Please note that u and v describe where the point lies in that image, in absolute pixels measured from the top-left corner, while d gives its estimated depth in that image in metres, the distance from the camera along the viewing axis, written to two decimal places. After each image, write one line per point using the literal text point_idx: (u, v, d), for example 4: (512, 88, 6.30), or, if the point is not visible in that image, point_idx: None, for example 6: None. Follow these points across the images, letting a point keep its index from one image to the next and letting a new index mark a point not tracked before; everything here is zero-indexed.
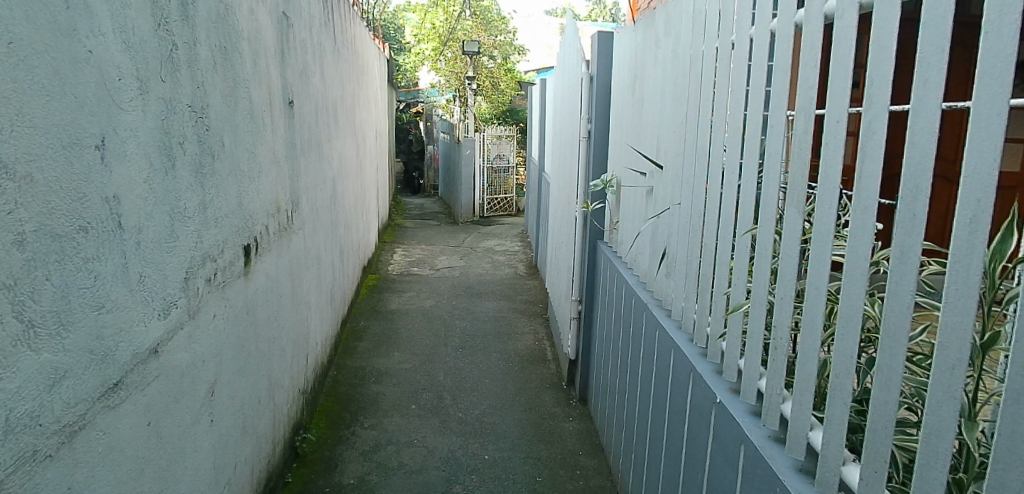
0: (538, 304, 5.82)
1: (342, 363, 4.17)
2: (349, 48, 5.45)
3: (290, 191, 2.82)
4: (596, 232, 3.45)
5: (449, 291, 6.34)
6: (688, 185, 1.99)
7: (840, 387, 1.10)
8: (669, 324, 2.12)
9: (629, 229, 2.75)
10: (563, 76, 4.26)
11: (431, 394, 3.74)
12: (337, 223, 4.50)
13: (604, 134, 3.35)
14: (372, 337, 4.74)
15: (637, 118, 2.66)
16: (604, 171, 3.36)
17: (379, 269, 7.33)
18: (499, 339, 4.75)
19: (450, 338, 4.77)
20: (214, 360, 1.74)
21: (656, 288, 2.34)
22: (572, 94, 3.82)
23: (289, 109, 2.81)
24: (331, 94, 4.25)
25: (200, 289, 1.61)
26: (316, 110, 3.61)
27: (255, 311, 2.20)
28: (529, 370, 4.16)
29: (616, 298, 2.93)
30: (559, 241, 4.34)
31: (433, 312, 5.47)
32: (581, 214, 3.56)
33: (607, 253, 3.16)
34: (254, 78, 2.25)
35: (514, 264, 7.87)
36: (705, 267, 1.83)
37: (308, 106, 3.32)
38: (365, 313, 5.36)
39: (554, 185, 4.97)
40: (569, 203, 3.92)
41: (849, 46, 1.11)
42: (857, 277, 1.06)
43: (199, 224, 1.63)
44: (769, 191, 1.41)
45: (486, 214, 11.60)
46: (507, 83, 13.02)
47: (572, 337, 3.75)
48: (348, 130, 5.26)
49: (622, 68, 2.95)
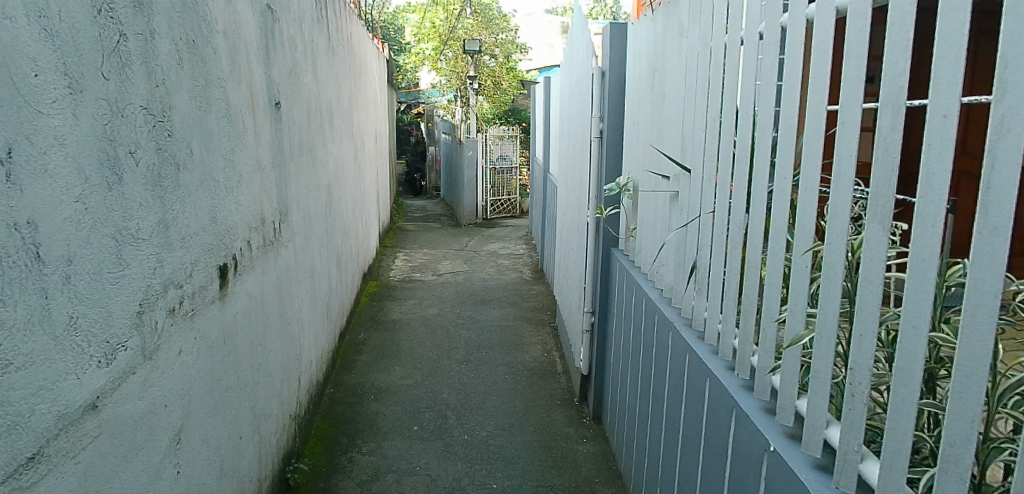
0: (545, 311, 5.57)
1: (340, 380, 3.94)
2: (345, 47, 5.20)
3: (277, 200, 2.58)
4: (610, 238, 3.21)
5: (452, 298, 6.10)
6: (725, 191, 1.76)
7: (957, 458, 0.86)
8: (702, 348, 1.87)
9: (650, 237, 2.51)
10: (570, 74, 4.02)
11: (435, 413, 3.50)
12: (333, 231, 4.27)
13: (618, 133, 3.11)
14: (372, 350, 4.50)
15: (656, 116, 2.42)
16: (618, 174, 3.12)
17: (380, 276, 7.09)
18: (506, 350, 4.51)
19: (454, 350, 4.52)
20: (181, 401, 1.50)
21: (684, 305, 2.10)
22: (581, 92, 3.58)
23: (275, 112, 2.57)
24: (326, 94, 4.01)
25: (160, 323, 1.37)
26: (308, 112, 3.37)
27: (234, 338, 1.95)
28: (537, 385, 3.91)
29: (635, 312, 2.68)
30: (568, 247, 4.10)
31: (436, 321, 5.23)
32: (592, 219, 3.31)
33: (624, 262, 2.91)
34: (233, 77, 2.02)
35: (519, 268, 7.62)
36: (748, 287, 1.59)
37: (298, 108, 3.09)
38: (364, 323, 5.13)
39: (561, 187, 4.73)
40: (578, 207, 3.68)
41: (963, 21, 0.87)
42: (983, 319, 0.82)
43: (159, 246, 1.39)
44: (842, 202, 1.17)
45: (489, 216, 11.35)
46: (510, 83, 12.78)
47: (584, 351, 3.50)
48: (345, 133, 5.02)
49: (639, 60, 2.70)
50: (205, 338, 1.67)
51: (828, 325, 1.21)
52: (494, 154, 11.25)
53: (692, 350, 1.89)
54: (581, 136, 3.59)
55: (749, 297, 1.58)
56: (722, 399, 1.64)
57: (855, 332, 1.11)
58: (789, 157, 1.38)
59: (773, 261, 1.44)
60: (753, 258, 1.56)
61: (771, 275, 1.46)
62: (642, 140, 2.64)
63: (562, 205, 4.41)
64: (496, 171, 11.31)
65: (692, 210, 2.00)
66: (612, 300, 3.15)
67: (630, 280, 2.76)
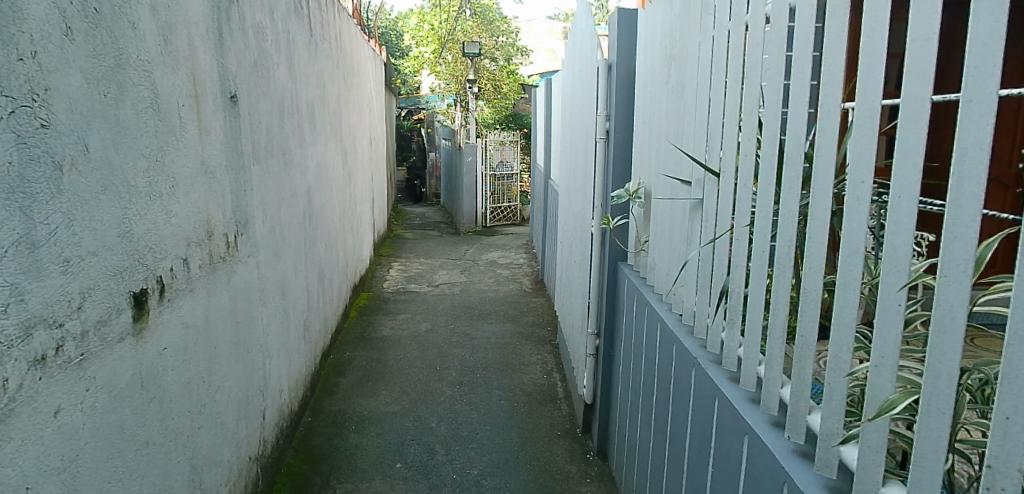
0: (546, 326, 5.20)
1: (319, 406, 3.57)
2: (334, 45, 4.88)
3: (236, 209, 2.24)
4: (617, 251, 2.85)
5: (447, 311, 5.75)
6: (766, 199, 1.41)
7: None
8: (737, 394, 1.50)
9: (666, 253, 2.16)
10: (573, 69, 3.66)
11: (421, 447, 3.13)
12: (316, 241, 3.91)
13: (627, 133, 2.76)
14: (357, 370, 4.14)
15: (675, 110, 2.07)
16: (627, 179, 2.77)
17: (373, 287, 6.73)
18: (503, 371, 4.15)
19: (446, 371, 4.15)
20: (58, 477, 1.13)
21: (711, 336, 1.74)
22: (585, 88, 3.23)
23: (233, 107, 2.23)
24: (307, 92, 3.66)
25: (8, 381, 1.00)
26: (281, 110, 3.01)
27: (163, 378, 1.59)
28: (537, 413, 3.55)
29: (648, 340, 2.32)
30: (569, 259, 3.74)
31: (428, 338, 4.87)
32: (597, 230, 2.95)
33: (634, 280, 2.56)
34: (165, 61, 1.67)
35: (519, 278, 7.26)
36: (803, 326, 1.22)
37: (267, 106, 2.74)
38: (351, 341, 4.76)
39: (561, 194, 4.38)
40: (581, 217, 3.32)
41: None
42: None
43: (16, 274, 1.03)
44: (965, 218, 0.81)
45: (490, 224, 11.00)
46: (511, 86, 12.46)
47: (588, 377, 3.13)
48: (332, 135, 4.67)
49: (652, 49, 2.36)
50: (109, 386, 1.31)
51: (943, 394, 0.84)
52: (495, 160, 10.91)
53: (723, 394, 1.53)
54: (584, 138, 3.24)
55: (806, 339, 1.22)
56: (767, 467, 1.27)
57: (997, 413, 0.74)
58: (870, 156, 1.03)
59: (845, 294, 1.08)
60: (811, 287, 1.21)
61: (840, 313, 1.10)
62: (657, 139, 2.29)
63: (563, 213, 4.06)
64: (496, 177, 10.98)
65: (723, 223, 1.65)
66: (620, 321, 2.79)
67: (641, 300, 2.41)
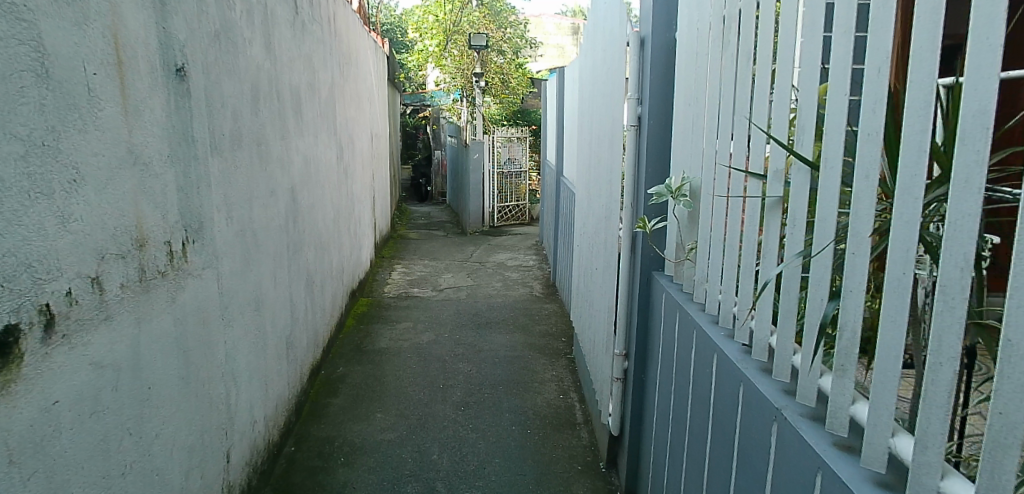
0: (560, 336, 4.75)
1: (305, 433, 3.13)
2: (327, 29, 4.46)
3: (187, 210, 1.80)
4: (652, 259, 2.40)
5: (451, 319, 5.31)
6: (913, 197, 0.96)
7: None
8: (856, 474, 1.05)
9: (726, 264, 1.71)
10: (594, 50, 3.20)
11: (420, 485, 2.69)
12: (303, 245, 3.48)
13: (664, 118, 2.31)
14: (350, 389, 3.71)
15: (739, 85, 1.63)
16: (663, 173, 2.33)
17: (373, 292, 6.29)
18: (513, 389, 3.71)
19: (450, 389, 3.71)
20: None
21: (803, 380, 1.29)
22: (610, 68, 2.78)
23: (183, 83, 1.79)
24: (291, 77, 3.23)
25: None
26: (255, 94, 2.57)
27: (54, 442, 1.15)
28: (553, 441, 3.10)
29: (698, 372, 1.86)
30: (589, 265, 3.29)
31: (430, 350, 4.43)
32: (627, 233, 2.50)
33: (676, 295, 2.11)
34: (63, 10, 1.22)
35: (529, 282, 6.81)
36: (1002, 397, 0.77)
37: (236, 87, 2.30)
38: (346, 353, 4.33)
39: (577, 192, 3.93)
40: (605, 217, 2.87)
41: None
42: None
43: None
44: None
45: (498, 224, 10.56)
46: (519, 80, 12.02)
47: (614, 404, 2.68)
48: (324, 127, 4.23)
49: (704, 12, 1.91)
50: None
51: None
52: (502, 157, 10.48)
53: (833, 470, 1.07)
54: (609, 127, 2.78)
55: (1009, 419, 0.76)
56: None
57: None
58: None
59: None
60: (1019, 340, 0.75)
61: None
62: (711, 121, 1.85)
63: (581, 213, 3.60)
64: (504, 174, 10.54)
65: (826, 229, 1.21)
66: (656, 343, 2.34)
67: (686, 320, 1.96)
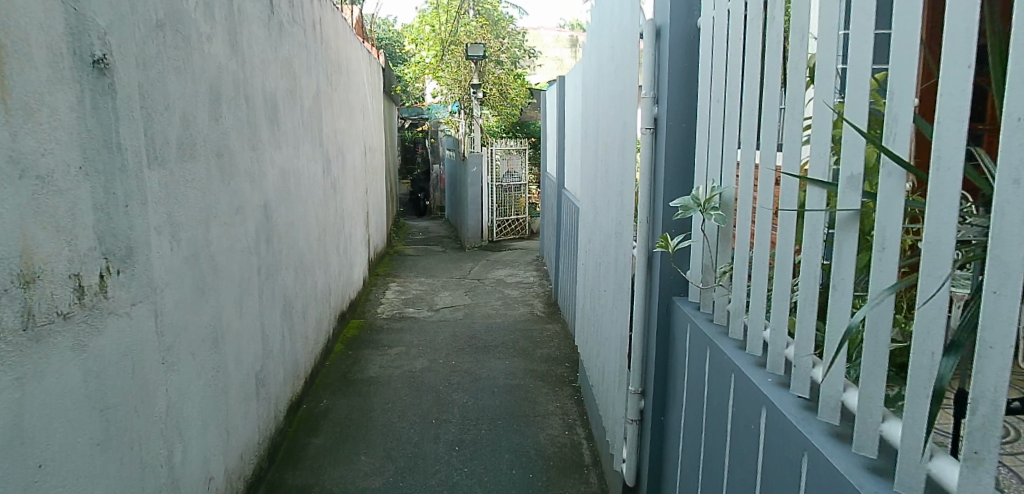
0: (563, 361, 4.39)
1: (278, 482, 2.78)
2: (312, 34, 4.16)
3: (113, 232, 1.47)
4: (674, 283, 2.07)
5: (447, 342, 4.96)
6: None
7: None
8: None
9: (775, 293, 1.38)
10: (600, 48, 2.89)
11: None
12: (280, 268, 3.14)
13: (685, 118, 2.00)
14: (333, 425, 3.36)
15: (790, 72, 1.32)
16: (685, 181, 2.01)
17: (365, 313, 5.94)
18: (513, 424, 3.35)
19: (444, 425, 3.35)
20: None
21: (903, 461, 0.93)
22: (620, 64, 2.46)
23: (107, 80, 1.46)
24: (264, 81, 2.90)
25: None
26: (216, 97, 2.24)
27: None
28: (558, 487, 2.75)
29: (738, 426, 1.51)
30: (597, 288, 2.95)
31: (423, 378, 4.07)
32: (643, 251, 2.17)
33: (705, 326, 1.77)
34: None
35: (530, 300, 6.46)
36: None
37: (187, 89, 1.97)
38: (332, 383, 3.98)
39: (582, 206, 3.59)
40: (616, 235, 2.54)
41: None
42: None
43: None
44: None
45: (496, 239, 10.23)
46: (518, 91, 11.72)
47: (630, 450, 2.32)
48: (308, 138, 3.90)
49: None
50: None
51: None
52: (501, 170, 10.17)
53: None
54: (620, 133, 2.45)
55: None
56: None
57: None
58: None
59: None
60: None
61: None
62: (750, 119, 1.53)
63: (588, 229, 3.26)
64: (503, 188, 10.23)
65: (940, 255, 0.87)
66: (679, 383, 2.00)
67: (720, 361, 1.62)
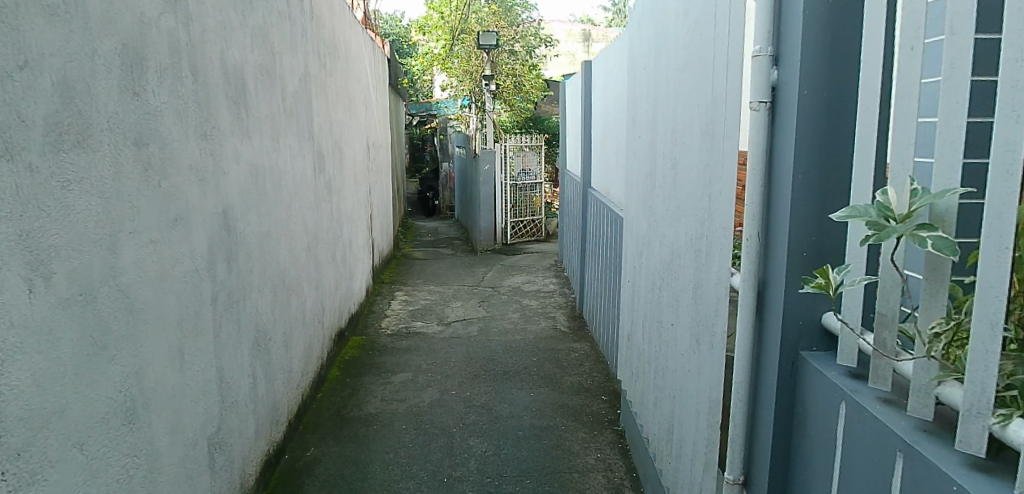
0: (598, 394, 3.70)
1: None
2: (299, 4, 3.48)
3: None
4: (806, 333, 1.37)
5: (460, 365, 4.29)
6: None
7: None
8: None
9: None
10: (663, 7, 2.19)
11: None
12: (249, 292, 2.47)
13: (835, 84, 1.30)
14: (320, 485, 2.69)
15: None
16: (832, 180, 1.32)
17: (367, 329, 5.27)
18: (544, 485, 2.67)
19: (458, 486, 2.67)
20: None
21: None
22: (703, 14, 1.76)
23: None
24: (223, 49, 2.22)
25: None
26: (135, 61, 1.57)
27: None
28: None
29: None
30: (659, 321, 2.26)
31: (432, 415, 3.40)
32: (753, 280, 1.48)
33: (898, 421, 1.06)
34: None
35: (552, 313, 5.77)
36: None
37: (75, 43, 1.29)
38: (322, 423, 3.32)
39: (626, 211, 2.90)
40: (695, 255, 1.84)
41: None
42: None
43: None
44: None
45: (510, 241, 9.53)
46: (532, 83, 10.98)
47: None
48: (292, 127, 3.22)
49: None
50: None
51: None
52: (516, 169, 9.45)
53: None
54: (704, 114, 1.75)
55: None
56: None
57: None
58: None
59: None
60: None
61: None
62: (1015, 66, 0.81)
63: (641, 241, 2.55)
64: (518, 187, 9.52)
65: None
66: (819, 489, 1.31)
67: None
